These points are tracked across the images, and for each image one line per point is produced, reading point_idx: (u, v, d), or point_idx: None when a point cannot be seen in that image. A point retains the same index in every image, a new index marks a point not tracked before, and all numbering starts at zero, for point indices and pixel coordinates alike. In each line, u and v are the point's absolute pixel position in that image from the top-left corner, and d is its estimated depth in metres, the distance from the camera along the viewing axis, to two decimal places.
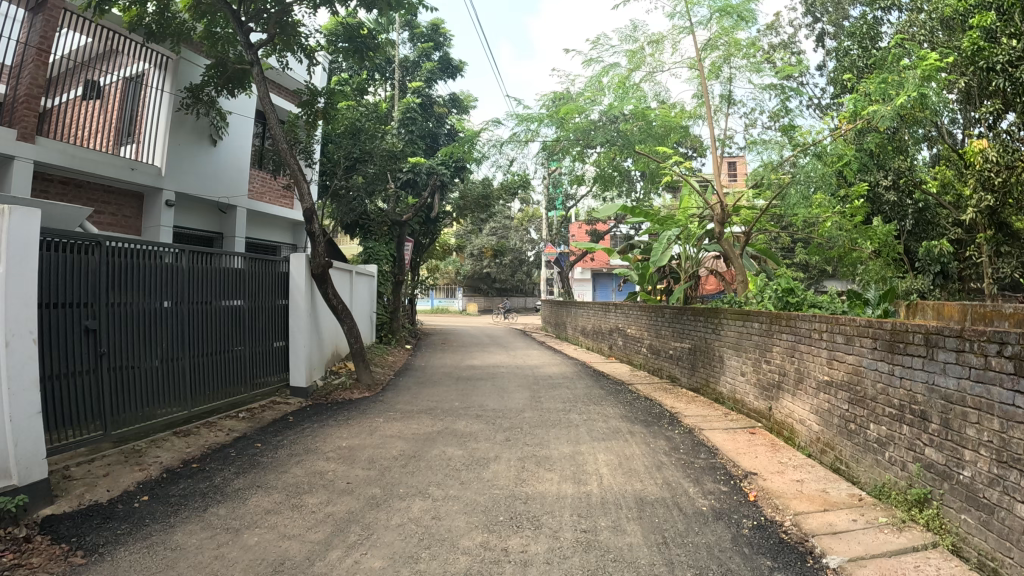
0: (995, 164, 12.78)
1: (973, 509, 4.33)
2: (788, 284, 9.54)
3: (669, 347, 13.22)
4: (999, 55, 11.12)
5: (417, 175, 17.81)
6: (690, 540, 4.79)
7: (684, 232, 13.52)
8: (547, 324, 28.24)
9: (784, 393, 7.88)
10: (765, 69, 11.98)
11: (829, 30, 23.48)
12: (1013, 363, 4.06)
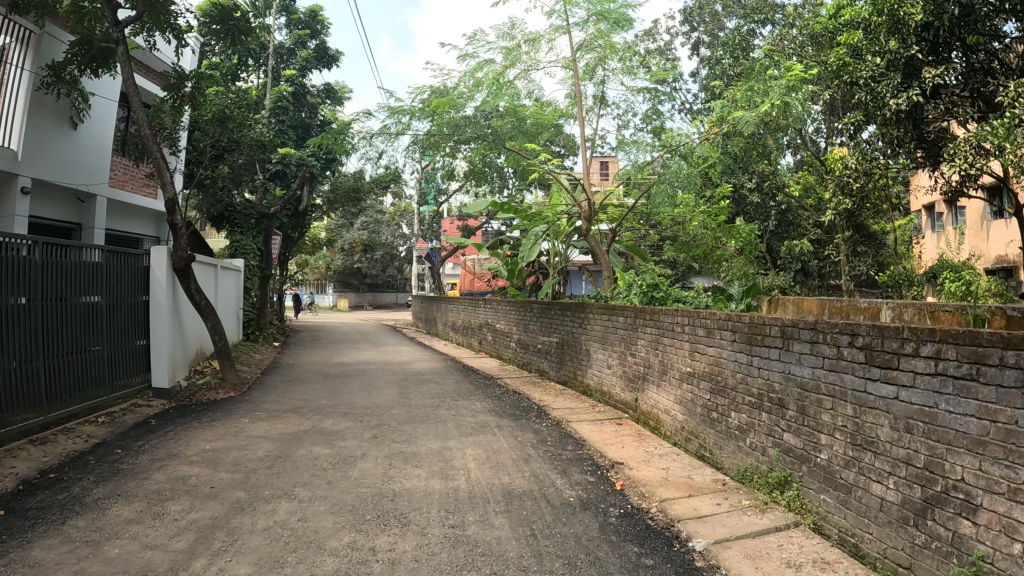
0: (854, 173, 13.67)
1: (831, 490, 4.66)
2: (652, 279, 9.97)
3: (537, 341, 13.47)
4: (864, 72, 11.47)
5: (286, 166, 17.20)
6: (558, 531, 4.88)
7: (552, 228, 13.58)
8: (417, 320, 27.99)
9: (649, 384, 8.20)
10: (638, 72, 12.38)
11: (704, 40, 24.58)
12: (864, 353, 4.41)
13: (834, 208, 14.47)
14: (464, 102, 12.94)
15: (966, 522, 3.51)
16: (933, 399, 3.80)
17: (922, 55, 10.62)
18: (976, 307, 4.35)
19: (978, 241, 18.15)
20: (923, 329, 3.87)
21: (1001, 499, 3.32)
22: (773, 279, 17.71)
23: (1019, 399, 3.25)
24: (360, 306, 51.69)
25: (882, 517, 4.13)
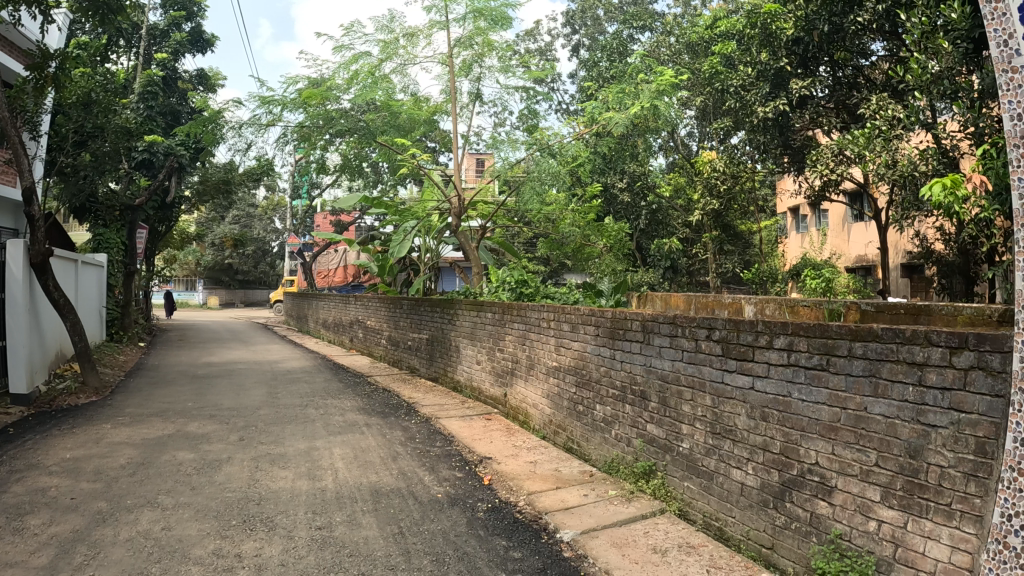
0: (722, 174, 14.80)
1: (693, 477, 4.44)
2: (521, 275, 9.61)
3: (407, 338, 13.38)
4: (735, 80, 13.31)
5: (153, 155, 16.29)
6: (426, 527, 4.71)
7: (423, 224, 13.56)
8: (288, 318, 27.08)
9: (517, 379, 7.88)
10: (514, 70, 12.54)
11: (585, 43, 25.10)
12: (721, 346, 4.22)
13: (703, 207, 15.55)
14: (340, 94, 12.75)
15: (822, 503, 3.36)
16: (786, 388, 3.65)
17: (790, 67, 12.25)
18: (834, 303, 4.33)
19: (839, 241, 19.38)
20: (777, 322, 3.72)
21: (854, 480, 3.20)
22: (643, 276, 18.26)
23: (867, 387, 3.14)
24: (232, 304, 49.47)
25: (744, 501, 3.93)
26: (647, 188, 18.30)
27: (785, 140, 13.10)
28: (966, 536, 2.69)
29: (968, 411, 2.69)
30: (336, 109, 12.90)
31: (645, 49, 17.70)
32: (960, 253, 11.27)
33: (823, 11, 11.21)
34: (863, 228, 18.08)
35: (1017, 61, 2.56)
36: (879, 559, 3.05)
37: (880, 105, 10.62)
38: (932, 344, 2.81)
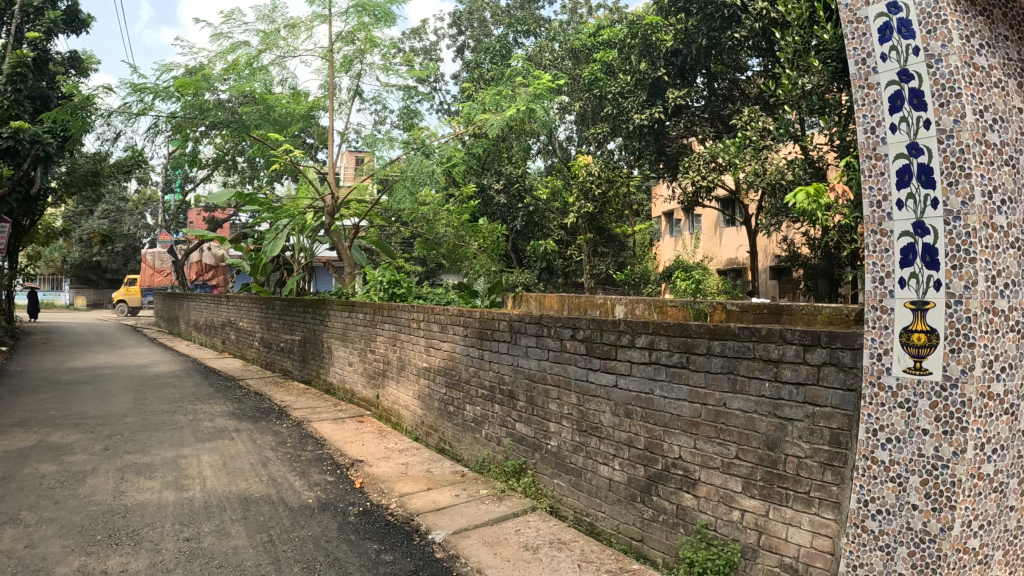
0: (597, 178, 15.38)
1: (563, 474, 4.54)
2: (393, 274, 9.45)
3: (279, 340, 12.97)
4: (614, 87, 13.72)
5: (18, 142, 15.05)
6: (296, 534, 4.59)
7: (297, 222, 12.99)
8: (158, 319, 25.79)
9: (388, 380, 7.76)
10: (395, 68, 12.41)
11: (469, 44, 25.03)
12: (584, 345, 4.37)
13: (577, 210, 15.89)
14: (213, 84, 11.49)
15: (687, 495, 3.53)
16: (648, 385, 3.82)
17: (668, 77, 12.89)
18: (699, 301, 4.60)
19: (711, 245, 20.32)
20: (638, 320, 3.87)
21: (717, 473, 3.37)
22: (519, 276, 18.27)
23: (725, 383, 3.33)
24: (100, 305, 46.25)
25: (612, 496, 4.06)
26: (525, 191, 18.45)
27: (660, 145, 13.61)
28: (826, 521, 2.87)
29: (821, 405, 2.89)
30: (210, 99, 11.56)
31: (530, 54, 17.96)
32: (825, 258, 12.14)
33: (702, 26, 12.09)
34: (736, 232, 19.04)
35: (874, 78, 2.76)
36: (743, 546, 3.22)
37: (751, 118, 11.25)
38: (787, 343, 3.01)
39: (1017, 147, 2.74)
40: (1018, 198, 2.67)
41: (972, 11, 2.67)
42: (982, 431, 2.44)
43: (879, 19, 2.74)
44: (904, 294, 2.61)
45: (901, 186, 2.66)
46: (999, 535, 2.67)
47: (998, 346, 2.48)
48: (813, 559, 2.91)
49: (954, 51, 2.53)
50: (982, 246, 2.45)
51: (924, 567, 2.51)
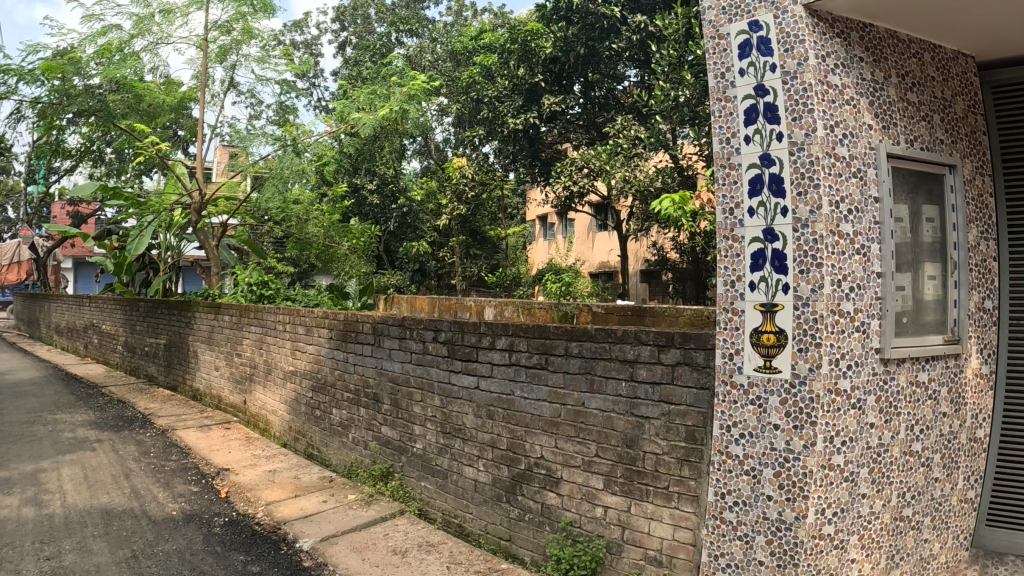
0: (469, 181, 15.66)
1: (430, 476, 4.51)
2: (259, 276, 9.13)
3: (144, 344, 12.24)
4: (491, 91, 13.58)
5: None
6: (161, 548, 4.33)
7: (164, 219, 12.28)
8: (16, 322, 23.81)
9: (255, 385, 7.48)
10: (273, 60, 11.93)
11: (352, 41, 24.54)
12: (446, 346, 4.37)
13: (449, 212, 15.99)
14: (83, 68, 10.88)
15: (551, 493, 3.58)
16: (509, 386, 3.86)
17: (545, 83, 13.06)
18: (565, 305, 4.43)
19: (583, 249, 20.78)
20: (498, 323, 3.93)
21: (578, 471, 3.44)
22: (389, 278, 17.62)
23: (584, 384, 3.41)
24: None
25: (479, 497, 4.06)
26: (399, 192, 18.01)
27: (534, 149, 13.68)
28: (686, 514, 2.96)
29: (676, 403, 3.00)
30: (78, 85, 10.96)
31: (410, 55, 17.79)
32: (692, 263, 12.64)
33: (581, 35, 12.52)
34: (607, 236, 19.58)
35: (731, 91, 2.80)
36: (608, 542, 3.28)
37: (624, 125, 11.45)
38: (641, 343, 3.11)
39: (864, 160, 2.73)
40: (863, 208, 2.71)
41: (828, 32, 2.69)
42: (831, 423, 2.58)
43: (739, 36, 2.78)
44: (753, 296, 2.72)
45: (752, 195, 2.74)
46: (854, 520, 2.72)
47: (844, 345, 2.61)
48: (677, 551, 2.98)
49: (809, 69, 2.61)
50: (828, 251, 2.58)
51: (783, 553, 2.62)
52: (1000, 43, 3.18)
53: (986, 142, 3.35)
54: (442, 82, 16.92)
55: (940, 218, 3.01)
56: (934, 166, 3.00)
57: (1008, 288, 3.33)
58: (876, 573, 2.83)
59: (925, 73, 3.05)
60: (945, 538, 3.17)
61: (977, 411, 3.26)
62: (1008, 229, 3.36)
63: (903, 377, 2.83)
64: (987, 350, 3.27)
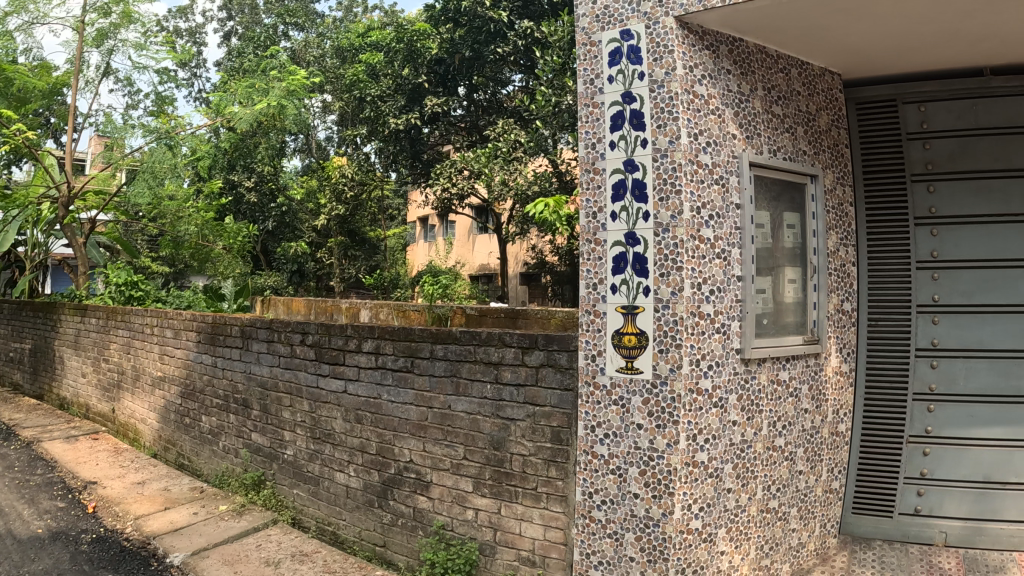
0: (349, 181, 14.42)
1: (302, 483, 4.38)
2: (129, 276, 8.62)
3: (8, 349, 11.34)
4: (374, 89, 13.50)
5: None
6: (25, 570, 4.02)
7: (29, 214, 11.36)
8: None
9: (124, 393, 7.08)
10: (153, 45, 11.22)
11: (239, 31, 23.57)
12: (314, 349, 4.27)
13: (327, 212, 14.79)
14: None
15: (422, 497, 3.55)
16: (376, 390, 3.80)
17: (428, 85, 13.04)
18: (439, 306, 4.21)
19: (463, 251, 19.94)
20: (364, 326, 3.87)
21: (447, 474, 3.42)
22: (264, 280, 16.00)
23: (449, 386, 3.39)
24: None
25: (351, 503, 3.98)
26: (280, 190, 16.13)
27: (415, 149, 13.53)
28: (555, 514, 3.00)
29: (541, 404, 3.04)
30: None
31: (294, 49, 17.19)
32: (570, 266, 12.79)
33: (468, 38, 12.46)
34: (488, 237, 18.69)
35: (599, 97, 2.85)
36: (481, 544, 3.28)
37: (504, 130, 11.60)
38: (506, 345, 3.15)
39: (726, 168, 2.84)
40: (724, 214, 2.82)
41: (698, 43, 2.78)
42: (693, 421, 2.66)
43: (609, 44, 2.83)
44: (615, 299, 2.79)
45: (616, 200, 2.80)
46: (721, 513, 2.81)
47: (705, 346, 2.70)
48: (549, 551, 3.02)
49: (676, 79, 2.69)
50: (688, 255, 2.66)
51: (652, 549, 2.68)
52: (863, 65, 3.36)
53: (847, 154, 3.54)
54: (325, 79, 16.50)
55: (801, 224, 3.15)
56: (796, 175, 3.13)
57: (866, 287, 3.54)
58: (746, 563, 2.93)
59: (791, 87, 3.18)
60: (812, 526, 3.32)
61: (838, 406, 3.44)
62: (866, 235, 3.56)
63: (764, 375, 2.95)
64: (846, 350, 3.47)
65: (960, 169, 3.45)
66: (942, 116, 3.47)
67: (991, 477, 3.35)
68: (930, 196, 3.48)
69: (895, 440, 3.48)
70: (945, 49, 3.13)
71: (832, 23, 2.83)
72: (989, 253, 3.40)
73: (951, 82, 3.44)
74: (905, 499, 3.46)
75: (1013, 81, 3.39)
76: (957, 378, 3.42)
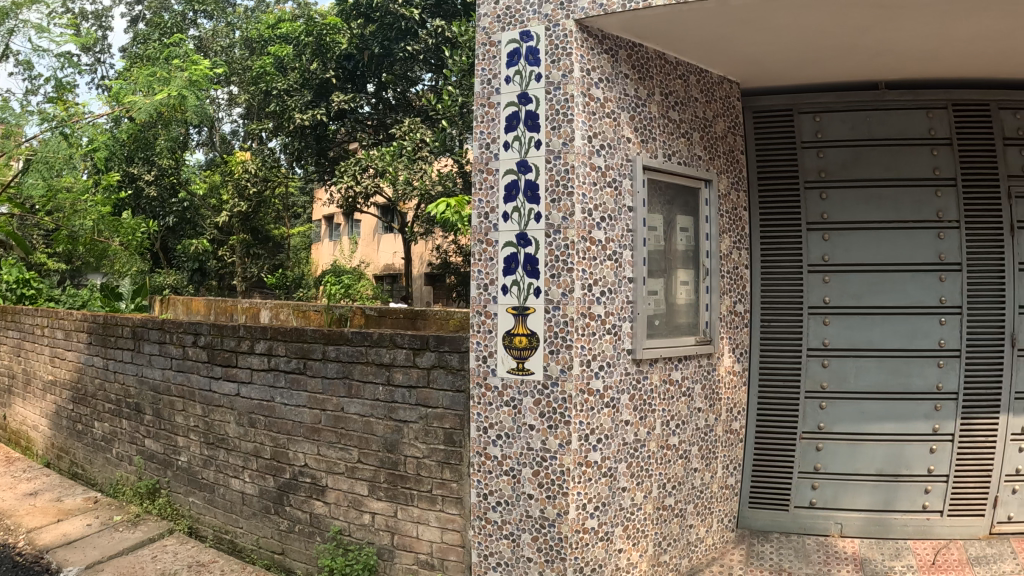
0: (252, 177, 13.11)
1: (197, 490, 4.22)
2: (22, 273, 8.11)
3: None
4: (280, 84, 12.31)
5: None
6: None
7: None
8: None
9: (14, 398, 6.68)
10: (51, 25, 10.38)
11: (148, 16, 22.41)
12: (206, 351, 4.13)
13: (229, 209, 13.29)
14: None
15: (318, 502, 3.48)
16: (269, 393, 3.70)
17: (336, 81, 11.96)
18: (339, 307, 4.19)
19: (368, 251, 17.81)
20: (256, 326, 3.78)
21: (342, 478, 3.37)
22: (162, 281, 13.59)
23: (342, 389, 3.35)
24: None
25: (247, 510, 3.86)
26: (181, 185, 13.66)
27: (321, 147, 12.29)
28: (451, 516, 3.00)
29: (434, 405, 3.04)
30: None
31: (202, 39, 16.41)
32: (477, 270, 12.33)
33: (378, 34, 11.63)
34: (394, 236, 16.78)
35: (495, 98, 2.84)
36: (379, 548, 3.24)
37: (411, 128, 10.92)
38: (397, 347, 3.14)
39: (620, 171, 2.86)
40: (616, 216, 2.83)
41: (597, 47, 2.80)
42: (585, 421, 2.68)
43: (508, 44, 2.83)
44: (506, 300, 2.78)
45: (508, 201, 2.80)
46: (617, 512, 2.84)
47: (596, 346, 2.71)
48: (447, 553, 3.01)
49: (572, 81, 2.69)
50: (578, 257, 2.66)
51: (549, 549, 2.69)
52: (760, 75, 3.45)
53: (743, 160, 3.62)
54: (230, 70, 15.93)
55: (694, 228, 3.20)
56: (689, 179, 3.17)
57: (759, 291, 3.63)
58: (644, 560, 2.97)
59: (689, 94, 3.24)
60: (710, 522, 3.39)
61: (732, 404, 3.52)
62: (759, 240, 3.64)
63: (656, 375, 2.99)
64: (739, 349, 3.54)
65: (852, 177, 3.59)
66: (837, 127, 3.62)
67: (885, 470, 3.52)
68: (821, 203, 3.61)
69: (790, 437, 3.59)
70: (837, 63, 3.26)
71: (730, 33, 2.90)
72: (876, 258, 3.54)
73: (847, 95, 3.60)
74: (800, 493, 3.58)
75: (905, 95, 3.57)
76: (847, 376, 3.56)
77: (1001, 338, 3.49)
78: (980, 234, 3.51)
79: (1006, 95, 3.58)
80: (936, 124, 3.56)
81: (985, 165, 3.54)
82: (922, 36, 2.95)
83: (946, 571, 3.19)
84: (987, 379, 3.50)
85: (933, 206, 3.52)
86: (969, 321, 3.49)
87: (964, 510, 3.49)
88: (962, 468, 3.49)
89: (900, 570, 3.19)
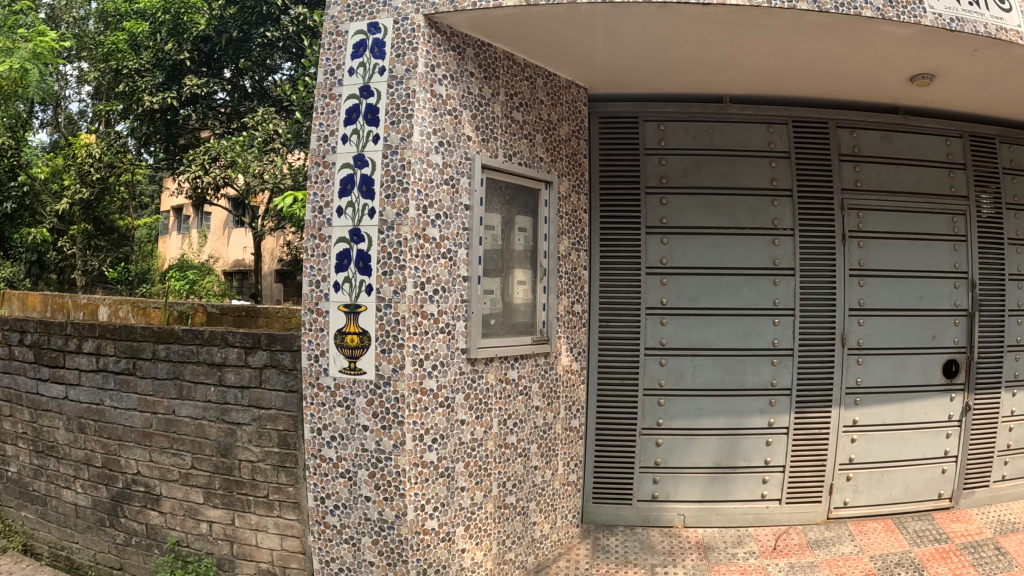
0: (95, 162, 10.62)
1: (29, 504, 3.93)
2: None
3: None
4: (130, 62, 10.94)
5: None
6: None
7: None
8: None
9: None
10: None
11: None
12: (33, 351, 3.88)
13: (69, 196, 10.30)
14: None
15: (153, 512, 3.36)
16: (98, 395, 3.54)
17: (191, 63, 10.80)
18: (179, 304, 3.83)
19: (217, 246, 17.14)
20: (85, 324, 3.61)
21: (176, 485, 3.28)
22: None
23: (173, 390, 3.27)
24: None
25: (82, 524, 3.64)
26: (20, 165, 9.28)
27: (171, 133, 11.06)
28: (290, 522, 3.02)
29: (266, 407, 3.05)
30: None
31: (51, 5, 13.52)
32: None
33: (237, 17, 10.60)
34: (244, 230, 16.23)
35: (337, 89, 2.83)
36: (219, 559, 3.19)
37: (264, 117, 10.10)
38: (230, 346, 3.12)
39: (458, 168, 2.85)
40: (452, 214, 2.82)
41: (445, 44, 2.81)
42: (419, 421, 2.69)
43: (354, 36, 2.82)
44: (338, 298, 2.78)
45: (343, 196, 2.78)
46: (459, 512, 2.86)
47: (428, 346, 2.71)
48: (288, 560, 3.02)
49: (415, 76, 2.70)
50: (411, 255, 2.66)
51: (391, 551, 2.73)
52: (606, 81, 3.52)
53: (586, 164, 3.65)
54: (79, 44, 13.36)
55: (533, 228, 3.23)
56: (529, 180, 3.20)
57: (599, 293, 3.70)
58: (488, 559, 3.00)
59: (535, 96, 3.27)
60: (555, 518, 3.43)
61: (571, 403, 3.55)
62: (600, 240, 3.71)
63: (492, 374, 2.99)
64: (578, 348, 3.58)
65: (691, 184, 3.73)
66: (680, 136, 3.75)
67: (721, 462, 3.70)
68: (662, 207, 3.72)
69: (632, 433, 3.70)
70: (682, 74, 3.38)
71: (580, 39, 2.96)
72: (714, 261, 3.71)
73: (692, 106, 3.74)
74: (642, 487, 3.70)
75: (748, 109, 3.76)
76: (685, 374, 3.70)
77: (832, 338, 3.76)
78: (812, 241, 3.76)
79: (841, 114, 3.84)
80: (776, 137, 3.78)
81: (820, 178, 3.79)
82: (765, 54, 3.11)
83: (786, 555, 3.39)
84: (817, 376, 3.76)
85: (769, 214, 3.74)
86: (801, 321, 3.74)
87: (802, 498, 3.74)
88: (797, 458, 3.73)
89: (742, 557, 3.37)
